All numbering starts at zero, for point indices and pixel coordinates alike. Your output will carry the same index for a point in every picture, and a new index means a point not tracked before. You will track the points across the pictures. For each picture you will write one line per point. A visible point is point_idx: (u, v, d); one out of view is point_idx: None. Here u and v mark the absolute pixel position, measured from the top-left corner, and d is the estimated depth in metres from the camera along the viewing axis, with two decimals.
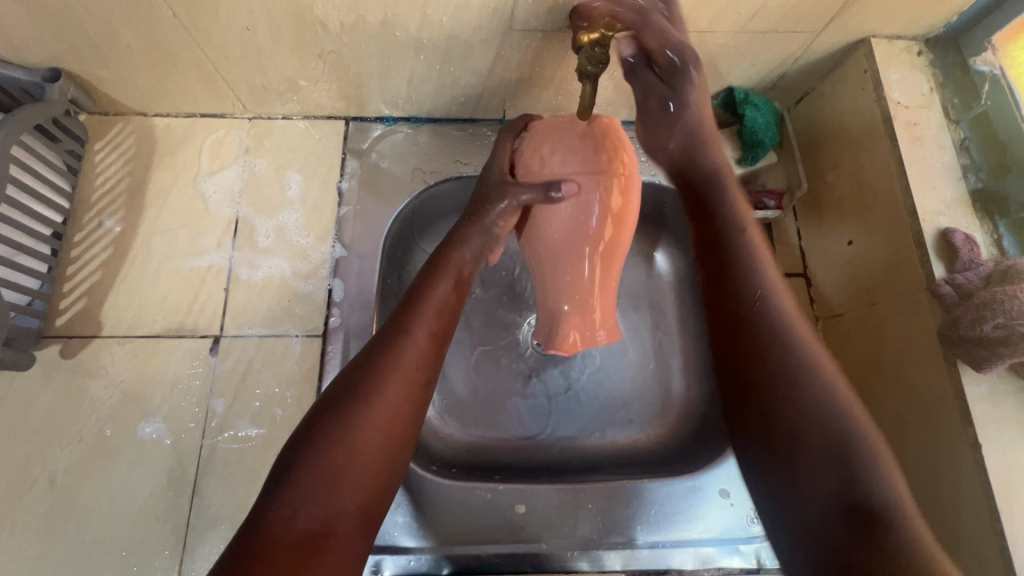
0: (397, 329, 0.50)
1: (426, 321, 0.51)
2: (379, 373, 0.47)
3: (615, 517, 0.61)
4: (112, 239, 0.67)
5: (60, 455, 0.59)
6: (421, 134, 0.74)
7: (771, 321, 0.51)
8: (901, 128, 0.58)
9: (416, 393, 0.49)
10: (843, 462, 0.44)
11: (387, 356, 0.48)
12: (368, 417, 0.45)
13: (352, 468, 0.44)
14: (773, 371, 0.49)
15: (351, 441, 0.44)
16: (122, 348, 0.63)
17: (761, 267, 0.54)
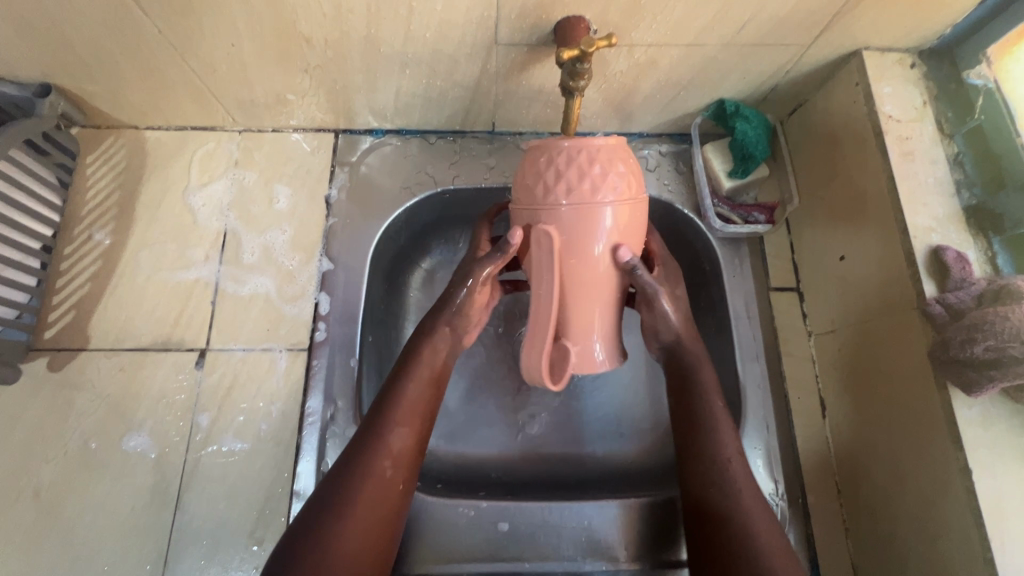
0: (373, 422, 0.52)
1: (404, 412, 0.52)
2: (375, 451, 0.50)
3: (600, 536, 0.60)
4: (101, 252, 0.68)
5: (45, 468, 0.59)
6: (411, 147, 0.74)
7: (709, 444, 0.53)
8: (893, 142, 0.57)
9: (395, 484, 0.51)
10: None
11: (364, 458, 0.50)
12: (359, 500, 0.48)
13: (346, 546, 0.46)
14: (723, 507, 0.50)
15: (349, 523, 0.47)
16: (109, 361, 0.63)
17: (711, 400, 0.54)
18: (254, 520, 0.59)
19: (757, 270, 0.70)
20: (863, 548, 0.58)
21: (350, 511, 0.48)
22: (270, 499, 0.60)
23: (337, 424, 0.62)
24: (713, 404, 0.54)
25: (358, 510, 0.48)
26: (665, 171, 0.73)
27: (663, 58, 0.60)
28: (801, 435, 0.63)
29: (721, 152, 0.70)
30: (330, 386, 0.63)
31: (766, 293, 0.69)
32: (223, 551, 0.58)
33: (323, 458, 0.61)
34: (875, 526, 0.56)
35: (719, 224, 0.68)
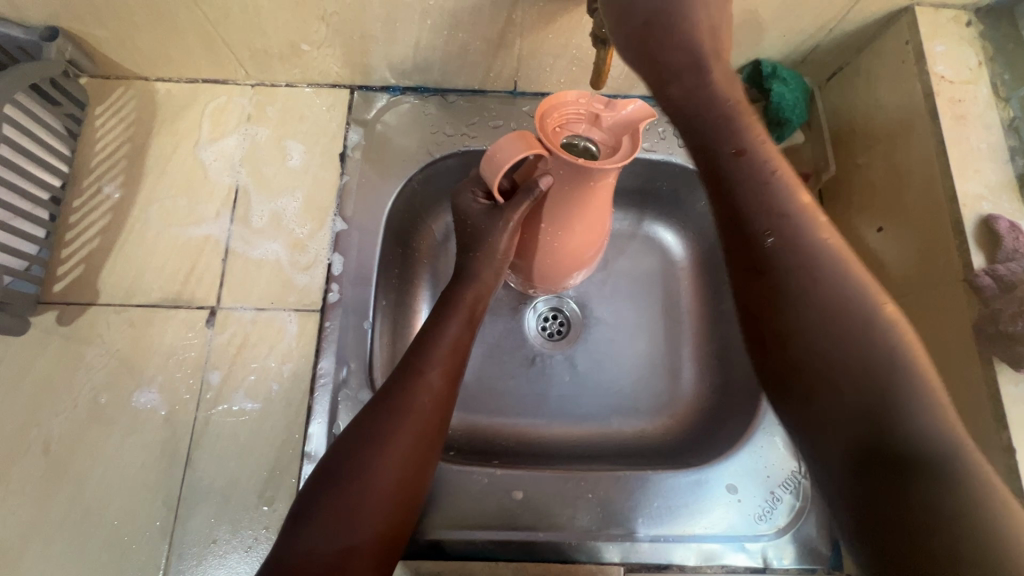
0: (414, 353, 0.52)
1: (445, 342, 0.52)
2: (401, 407, 0.48)
3: (616, 507, 0.58)
4: (111, 206, 0.66)
5: (53, 422, 0.58)
6: (429, 105, 0.71)
7: (796, 261, 0.41)
8: (944, 105, 0.53)
9: (436, 420, 0.50)
10: (862, 381, 0.38)
11: (403, 389, 0.49)
12: (385, 450, 0.46)
13: (370, 491, 0.45)
14: (778, 262, 0.41)
15: (373, 467, 0.45)
16: (118, 316, 0.62)
17: (811, 238, 0.41)
18: (265, 480, 0.58)
19: None
20: None
21: (386, 445, 0.46)
22: (281, 459, 0.58)
23: (349, 386, 0.61)
24: (744, 153, 0.44)
25: (396, 446, 0.46)
26: None
27: None
28: None
29: None
30: (343, 349, 0.62)
31: None
32: (232, 511, 0.56)
33: (335, 420, 0.59)
34: None
35: None
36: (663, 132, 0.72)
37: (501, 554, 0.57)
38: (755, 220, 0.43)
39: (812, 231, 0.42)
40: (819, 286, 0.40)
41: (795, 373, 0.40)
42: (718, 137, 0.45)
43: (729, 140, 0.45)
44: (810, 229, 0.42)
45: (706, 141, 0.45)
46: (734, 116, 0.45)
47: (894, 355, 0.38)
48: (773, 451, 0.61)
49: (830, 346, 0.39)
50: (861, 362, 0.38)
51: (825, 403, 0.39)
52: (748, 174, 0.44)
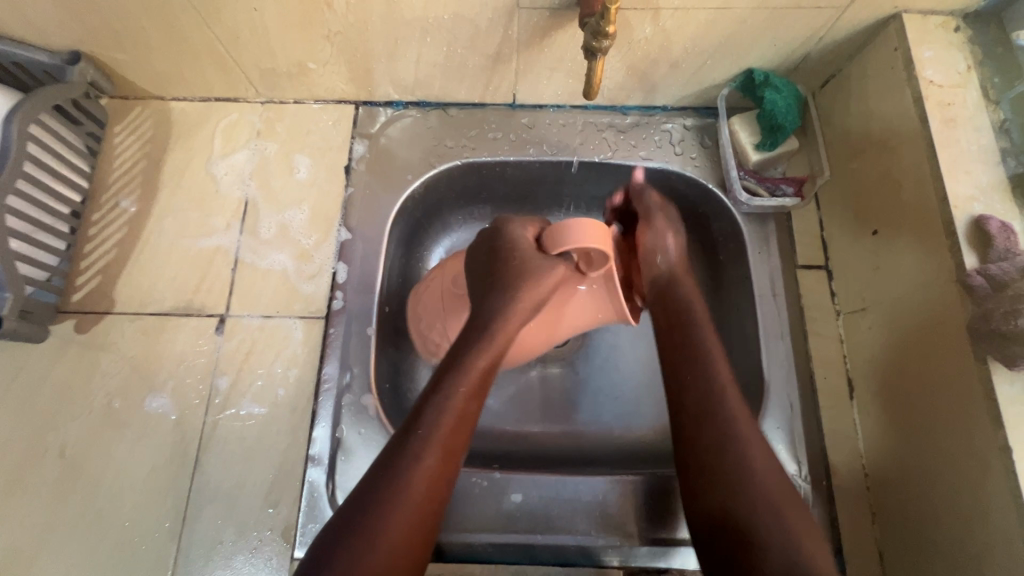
0: (415, 429, 0.46)
1: (446, 418, 0.47)
2: (428, 440, 0.46)
3: (613, 511, 0.58)
4: (127, 219, 0.69)
5: (69, 426, 0.61)
6: (430, 118, 0.73)
7: (730, 411, 0.49)
8: (933, 109, 0.54)
9: (432, 508, 0.45)
10: (775, 515, 0.44)
11: (396, 477, 0.44)
12: (413, 488, 0.44)
13: (394, 535, 0.42)
14: (710, 409, 0.50)
15: (397, 512, 0.43)
16: (133, 324, 0.65)
17: (728, 393, 0.51)
18: (270, 484, 0.59)
19: (783, 247, 0.69)
20: (890, 533, 0.57)
21: (377, 547, 0.41)
22: (285, 464, 0.60)
23: (352, 391, 0.62)
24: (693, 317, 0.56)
25: (421, 484, 0.44)
26: (689, 145, 0.73)
27: (690, 23, 0.59)
28: (826, 417, 0.62)
29: (748, 124, 0.69)
30: (346, 355, 0.63)
31: (793, 271, 0.68)
32: (238, 513, 0.58)
33: (337, 424, 0.61)
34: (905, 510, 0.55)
35: (744, 197, 0.67)
36: (659, 141, 0.73)
37: (499, 556, 0.58)
38: (683, 374, 0.52)
39: (725, 385, 0.51)
40: (734, 453, 0.47)
41: (696, 503, 0.47)
42: (685, 314, 0.56)
43: (686, 312, 0.56)
44: (734, 401, 0.50)
45: (670, 313, 0.57)
46: (679, 282, 0.59)
47: (770, 495, 0.45)
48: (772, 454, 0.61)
49: (752, 489, 0.45)
50: (767, 509, 0.44)
51: (739, 520, 0.44)
52: (702, 347, 0.54)
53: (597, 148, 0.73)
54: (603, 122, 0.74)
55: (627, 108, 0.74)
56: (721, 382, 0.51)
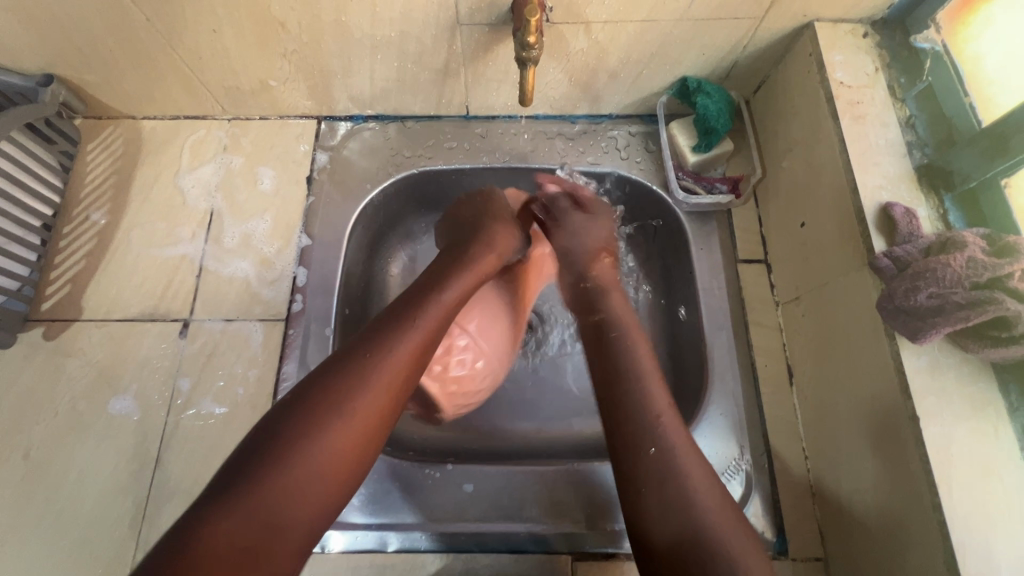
0: (404, 318, 0.49)
1: (431, 316, 0.50)
2: (399, 328, 0.48)
3: (563, 498, 0.60)
4: (97, 231, 0.72)
5: (34, 429, 0.63)
6: (389, 130, 0.77)
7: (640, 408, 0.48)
8: (844, 107, 0.58)
9: (396, 397, 0.45)
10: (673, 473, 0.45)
11: (370, 358, 0.45)
12: (368, 374, 0.45)
13: (335, 416, 0.42)
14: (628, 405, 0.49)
15: (350, 392, 0.44)
16: (99, 330, 0.67)
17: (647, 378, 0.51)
18: None
19: (724, 243, 0.72)
20: (830, 513, 0.58)
21: (321, 426, 0.42)
22: None
23: None
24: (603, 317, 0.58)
25: (378, 370, 0.45)
26: (634, 150, 0.77)
27: (620, 35, 0.64)
28: (768, 403, 0.65)
29: (686, 128, 0.73)
30: (305, 354, 0.66)
31: (734, 265, 0.71)
32: None
33: None
34: (841, 488, 0.57)
35: (680, 195, 0.72)
36: (606, 147, 0.77)
37: (452, 546, 0.59)
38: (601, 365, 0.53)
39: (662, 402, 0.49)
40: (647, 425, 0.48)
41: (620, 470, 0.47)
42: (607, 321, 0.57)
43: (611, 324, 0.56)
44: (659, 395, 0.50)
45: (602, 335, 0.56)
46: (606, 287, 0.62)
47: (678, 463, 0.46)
48: (717, 439, 0.63)
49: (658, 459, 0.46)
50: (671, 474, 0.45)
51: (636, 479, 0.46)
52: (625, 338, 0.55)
53: (547, 155, 0.77)
54: (553, 130, 0.78)
55: (576, 117, 0.78)
56: (656, 410, 0.49)
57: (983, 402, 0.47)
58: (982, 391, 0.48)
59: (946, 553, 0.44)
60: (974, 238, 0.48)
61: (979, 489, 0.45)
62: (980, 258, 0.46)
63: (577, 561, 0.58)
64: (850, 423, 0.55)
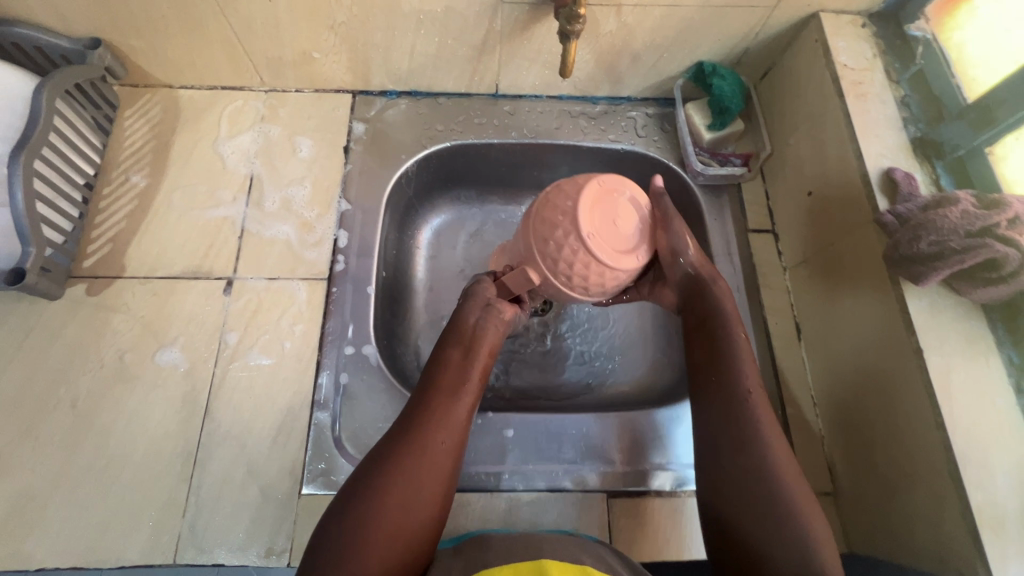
0: (434, 393, 0.56)
1: (467, 386, 0.58)
2: (434, 404, 0.55)
3: (597, 441, 0.65)
4: (137, 193, 0.74)
5: (81, 379, 0.64)
6: (421, 105, 0.81)
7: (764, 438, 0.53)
8: (848, 86, 0.65)
9: (444, 456, 0.52)
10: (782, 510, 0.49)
11: (409, 440, 0.52)
12: (414, 458, 0.51)
13: (395, 500, 0.48)
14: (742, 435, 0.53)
15: (406, 477, 0.50)
16: (143, 287, 0.69)
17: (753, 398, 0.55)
18: (278, 427, 0.63)
19: (736, 214, 0.79)
20: (839, 451, 0.64)
21: (385, 506, 0.48)
22: (292, 408, 0.64)
23: (354, 341, 0.67)
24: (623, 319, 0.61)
25: (419, 467, 0.51)
26: (651, 130, 0.83)
27: (647, 19, 0.70)
28: (779, 355, 0.71)
29: (701, 109, 0.79)
30: (349, 310, 0.69)
31: (744, 234, 0.77)
32: (250, 452, 0.62)
33: (341, 371, 0.66)
34: (849, 428, 0.63)
35: (700, 167, 0.77)
36: (625, 126, 0.83)
37: (495, 486, 0.62)
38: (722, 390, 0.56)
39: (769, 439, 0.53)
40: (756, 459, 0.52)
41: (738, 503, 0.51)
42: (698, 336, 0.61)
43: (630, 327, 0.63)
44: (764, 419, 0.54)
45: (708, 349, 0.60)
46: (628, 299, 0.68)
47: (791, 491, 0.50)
48: None
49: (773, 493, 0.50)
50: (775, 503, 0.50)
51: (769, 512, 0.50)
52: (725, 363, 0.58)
53: (571, 132, 0.82)
54: (576, 110, 0.84)
55: (596, 98, 0.84)
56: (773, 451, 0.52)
57: (977, 336, 0.54)
58: (975, 327, 0.54)
59: (949, 464, 0.50)
60: (967, 195, 0.55)
61: (976, 409, 0.51)
62: (973, 210, 0.53)
63: (612, 497, 0.62)
64: (858, 366, 0.62)
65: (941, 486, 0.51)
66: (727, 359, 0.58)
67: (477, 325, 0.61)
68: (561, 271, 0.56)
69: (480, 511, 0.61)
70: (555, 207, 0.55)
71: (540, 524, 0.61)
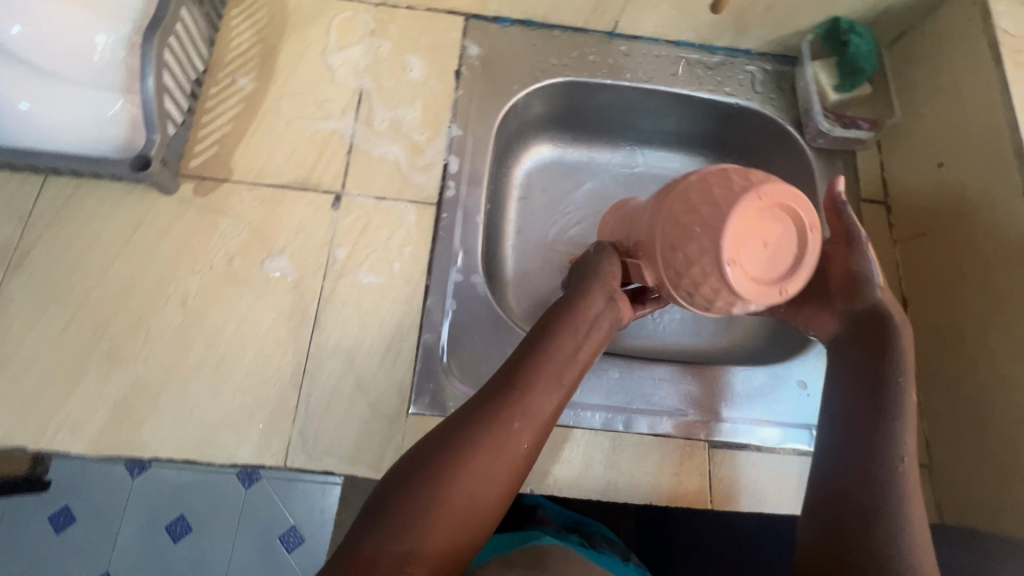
0: (524, 377, 0.52)
1: (562, 376, 0.53)
2: (522, 389, 0.52)
3: (699, 390, 0.65)
4: (244, 96, 0.71)
5: (190, 278, 0.63)
6: (536, 37, 0.78)
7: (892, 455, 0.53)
8: (1008, 54, 0.62)
9: (520, 452, 0.50)
10: (887, 522, 0.50)
11: (487, 421, 0.49)
12: (488, 443, 0.49)
13: (459, 484, 0.47)
14: (874, 444, 0.54)
15: (476, 461, 0.48)
16: (251, 193, 0.67)
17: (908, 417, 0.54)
18: (387, 346, 0.62)
19: (850, 182, 0.76)
20: (940, 426, 0.64)
21: (447, 487, 0.46)
22: (400, 329, 0.63)
23: (464, 269, 0.67)
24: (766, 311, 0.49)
25: (492, 454, 0.48)
26: (768, 87, 0.80)
27: None
28: None
29: (829, 69, 0.76)
30: (459, 236, 0.68)
31: (856, 202, 0.75)
32: (359, 367, 0.61)
33: (449, 297, 0.65)
34: (956, 402, 0.63)
35: (825, 127, 0.74)
36: (742, 80, 0.80)
37: (599, 424, 0.62)
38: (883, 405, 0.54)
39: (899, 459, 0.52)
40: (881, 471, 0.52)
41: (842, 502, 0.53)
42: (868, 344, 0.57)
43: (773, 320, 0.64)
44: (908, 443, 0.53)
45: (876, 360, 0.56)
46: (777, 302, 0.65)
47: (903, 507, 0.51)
48: None
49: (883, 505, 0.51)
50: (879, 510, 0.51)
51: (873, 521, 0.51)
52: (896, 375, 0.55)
53: (687, 81, 0.79)
54: (693, 59, 0.80)
55: (715, 48, 0.81)
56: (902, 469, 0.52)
57: None
58: None
59: None
60: None
61: None
62: None
63: (713, 447, 0.63)
64: (977, 341, 0.61)
65: None
66: (892, 364, 0.55)
67: (590, 311, 0.56)
68: (683, 284, 0.47)
69: (584, 446, 0.61)
70: (693, 210, 0.45)
71: (642, 466, 0.61)
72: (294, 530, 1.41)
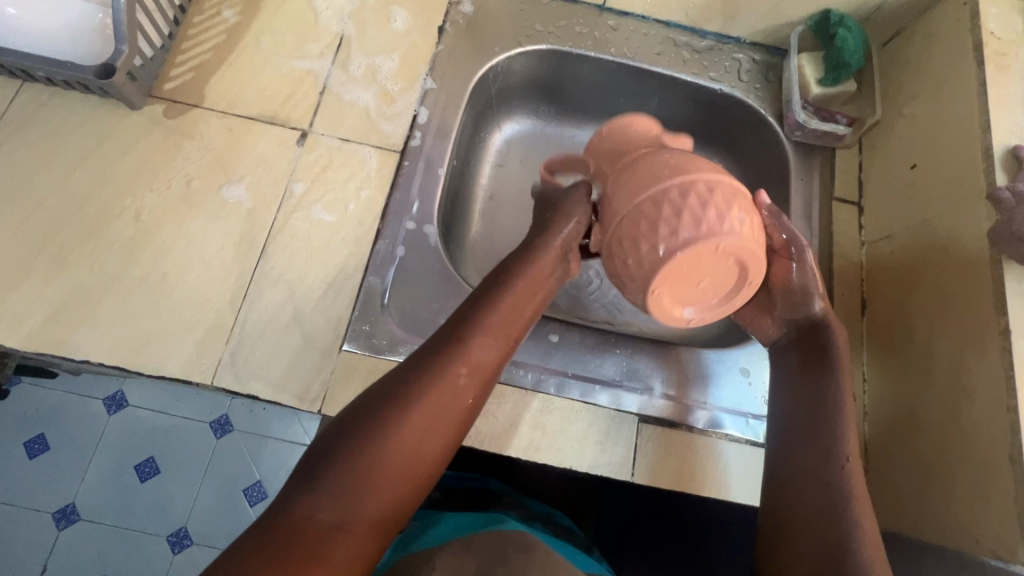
0: (461, 333, 0.52)
1: (502, 334, 0.53)
2: (460, 344, 0.51)
3: (638, 364, 0.65)
4: (227, 27, 0.72)
5: (147, 195, 0.64)
6: (525, 2, 0.78)
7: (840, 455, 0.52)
8: (990, 56, 0.60)
9: (461, 406, 0.50)
10: (837, 528, 0.48)
11: (423, 378, 0.48)
12: (424, 400, 0.47)
13: (394, 444, 0.45)
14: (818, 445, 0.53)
15: (410, 420, 0.46)
16: (219, 120, 0.68)
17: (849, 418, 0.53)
18: (330, 282, 0.63)
19: (825, 180, 0.75)
20: (882, 430, 0.62)
21: (381, 449, 0.45)
22: (346, 268, 0.63)
23: (418, 218, 0.67)
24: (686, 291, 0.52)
25: (429, 409, 0.47)
26: (755, 76, 0.79)
27: None
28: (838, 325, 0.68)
29: (814, 62, 0.75)
30: (419, 186, 0.68)
31: (828, 200, 0.74)
32: (298, 299, 0.62)
33: (400, 243, 0.66)
34: (899, 406, 0.61)
35: (802, 118, 0.73)
36: (729, 67, 0.79)
37: (530, 383, 0.61)
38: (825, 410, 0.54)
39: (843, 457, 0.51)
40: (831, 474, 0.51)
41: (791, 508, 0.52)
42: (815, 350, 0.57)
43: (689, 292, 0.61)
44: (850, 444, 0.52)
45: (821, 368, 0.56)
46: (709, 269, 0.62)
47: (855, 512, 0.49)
48: None
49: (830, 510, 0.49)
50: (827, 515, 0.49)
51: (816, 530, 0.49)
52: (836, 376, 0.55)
53: (671, 61, 0.78)
54: (681, 41, 0.80)
55: (705, 32, 0.80)
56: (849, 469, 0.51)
57: None
58: None
59: (1012, 447, 0.48)
60: None
61: None
62: None
63: (642, 421, 0.62)
64: (927, 344, 0.59)
65: (997, 467, 0.49)
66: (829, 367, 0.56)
67: (535, 277, 0.56)
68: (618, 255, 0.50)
69: (512, 404, 0.60)
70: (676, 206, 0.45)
71: (568, 431, 0.60)
72: (259, 485, 1.39)
